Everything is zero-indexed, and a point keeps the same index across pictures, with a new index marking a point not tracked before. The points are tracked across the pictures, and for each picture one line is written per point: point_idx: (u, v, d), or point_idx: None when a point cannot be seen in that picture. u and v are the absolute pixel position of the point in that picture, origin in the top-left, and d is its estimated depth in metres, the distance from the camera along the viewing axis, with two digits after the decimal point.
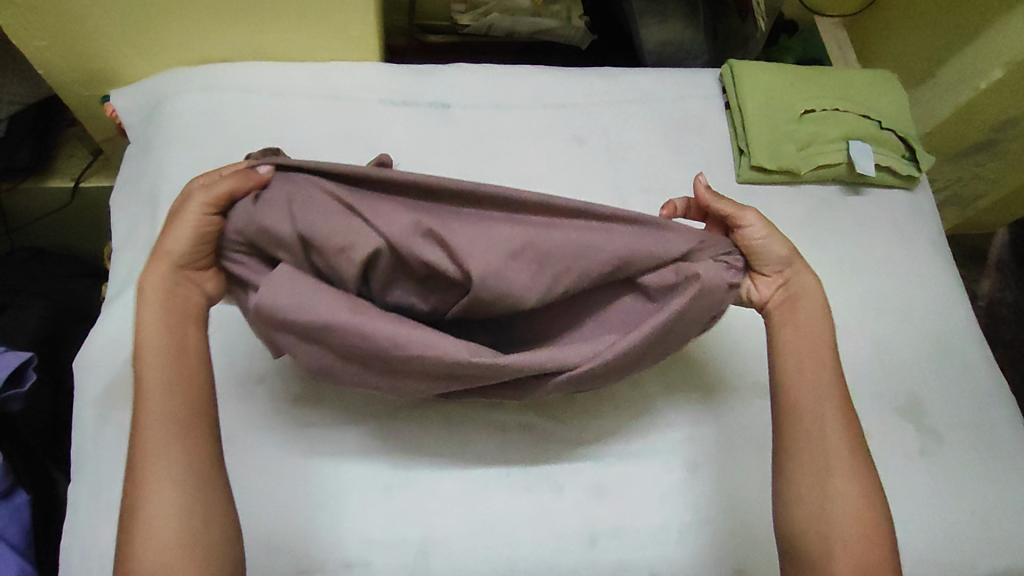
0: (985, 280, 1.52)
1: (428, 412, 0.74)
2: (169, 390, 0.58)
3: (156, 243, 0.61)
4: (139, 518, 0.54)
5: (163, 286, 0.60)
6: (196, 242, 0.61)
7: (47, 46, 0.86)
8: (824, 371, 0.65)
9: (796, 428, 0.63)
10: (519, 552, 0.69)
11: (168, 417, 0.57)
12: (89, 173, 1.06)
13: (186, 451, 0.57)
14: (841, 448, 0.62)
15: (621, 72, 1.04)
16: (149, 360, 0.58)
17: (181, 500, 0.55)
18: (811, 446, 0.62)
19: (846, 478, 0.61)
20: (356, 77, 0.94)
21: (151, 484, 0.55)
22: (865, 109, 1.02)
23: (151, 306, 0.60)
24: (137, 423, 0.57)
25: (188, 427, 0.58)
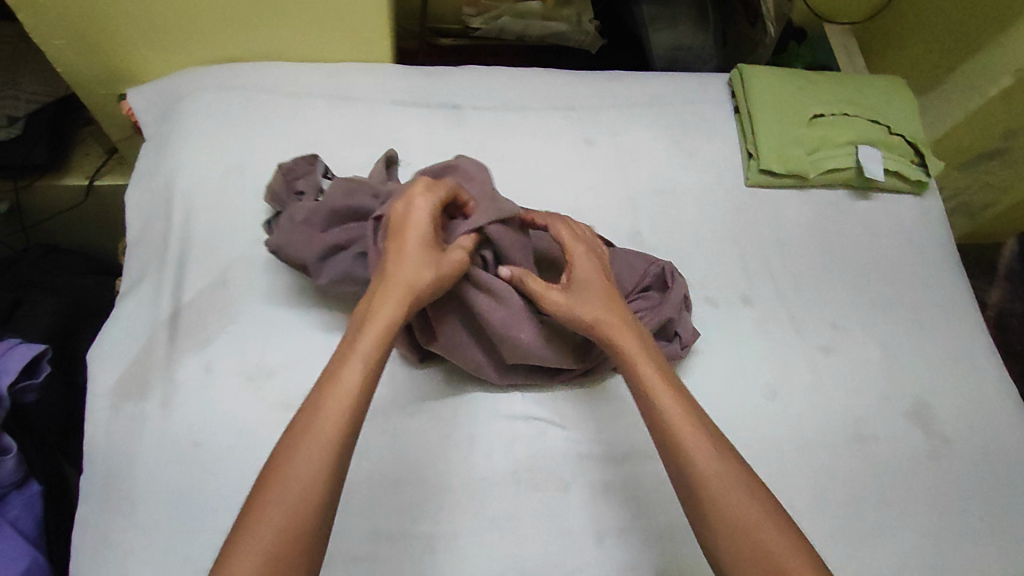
0: (994, 289, 1.52)
1: (439, 410, 0.74)
2: (347, 400, 0.54)
3: (396, 249, 0.65)
4: (259, 512, 0.48)
5: (391, 288, 0.62)
6: (426, 260, 0.64)
7: (66, 44, 0.87)
8: (663, 387, 0.62)
9: (689, 480, 0.57)
10: (525, 549, 0.69)
11: (335, 422, 0.52)
12: (104, 171, 1.08)
13: (328, 468, 0.51)
14: (723, 477, 0.56)
15: (631, 75, 1.04)
16: (348, 359, 0.56)
17: (298, 522, 0.48)
18: (703, 495, 0.56)
19: (725, 497, 0.55)
20: (368, 79, 0.96)
21: (288, 487, 0.49)
22: (874, 114, 1.02)
23: (390, 309, 0.60)
24: (313, 410, 0.53)
25: (342, 443, 0.52)
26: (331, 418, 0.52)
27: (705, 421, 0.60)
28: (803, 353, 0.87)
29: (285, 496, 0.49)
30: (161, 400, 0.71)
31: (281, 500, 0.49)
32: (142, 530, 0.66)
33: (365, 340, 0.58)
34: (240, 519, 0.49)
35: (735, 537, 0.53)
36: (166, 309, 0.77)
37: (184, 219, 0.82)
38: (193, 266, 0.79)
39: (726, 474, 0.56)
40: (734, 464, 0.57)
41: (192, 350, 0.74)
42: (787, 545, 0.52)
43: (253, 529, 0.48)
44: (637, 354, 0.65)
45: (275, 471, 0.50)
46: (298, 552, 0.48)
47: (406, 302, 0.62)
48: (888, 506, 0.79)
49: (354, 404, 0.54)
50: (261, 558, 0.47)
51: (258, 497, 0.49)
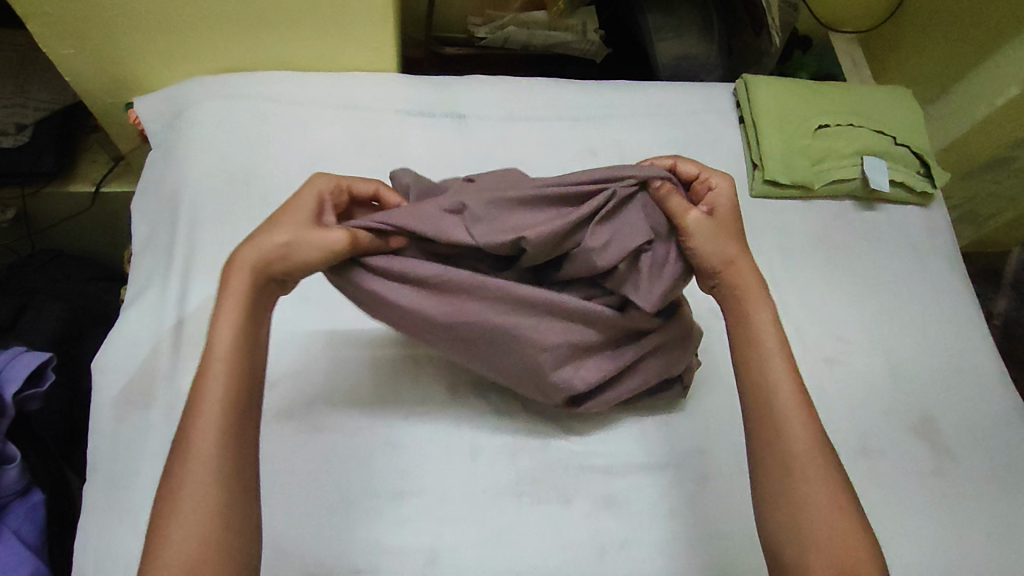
0: (1001, 299, 1.51)
1: (442, 421, 0.74)
2: (216, 415, 0.52)
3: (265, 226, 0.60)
4: (160, 541, 0.48)
5: (242, 280, 0.57)
6: (292, 229, 0.59)
7: (74, 54, 0.87)
8: (778, 361, 0.59)
9: (778, 466, 0.56)
10: (527, 561, 0.69)
11: (213, 439, 0.51)
12: (110, 178, 1.08)
13: (218, 481, 0.50)
14: (816, 475, 0.55)
15: (635, 85, 1.04)
16: (207, 374, 0.53)
17: (205, 526, 0.48)
18: (780, 481, 0.55)
19: (813, 487, 0.54)
20: (372, 88, 0.96)
21: (185, 512, 0.49)
22: (879, 125, 1.02)
23: (239, 309, 0.56)
24: (187, 433, 0.51)
25: (226, 454, 0.51)
26: (209, 438, 0.51)
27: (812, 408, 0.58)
28: (808, 365, 0.87)
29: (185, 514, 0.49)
30: (165, 409, 0.72)
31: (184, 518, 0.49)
32: (145, 540, 0.66)
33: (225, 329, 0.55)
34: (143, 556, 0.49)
35: (812, 535, 0.53)
36: (170, 319, 0.77)
37: (190, 228, 0.82)
38: (198, 275, 0.79)
39: (820, 470, 0.55)
40: (821, 445, 0.56)
41: (196, 359, 0.74)
42: (859, 544, 0.53)
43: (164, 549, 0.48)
44: (764, 320, 0.61)
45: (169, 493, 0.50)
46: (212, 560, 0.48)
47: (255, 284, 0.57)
48: (893, 520, 0.79)
49: (223, 413, 0.52)
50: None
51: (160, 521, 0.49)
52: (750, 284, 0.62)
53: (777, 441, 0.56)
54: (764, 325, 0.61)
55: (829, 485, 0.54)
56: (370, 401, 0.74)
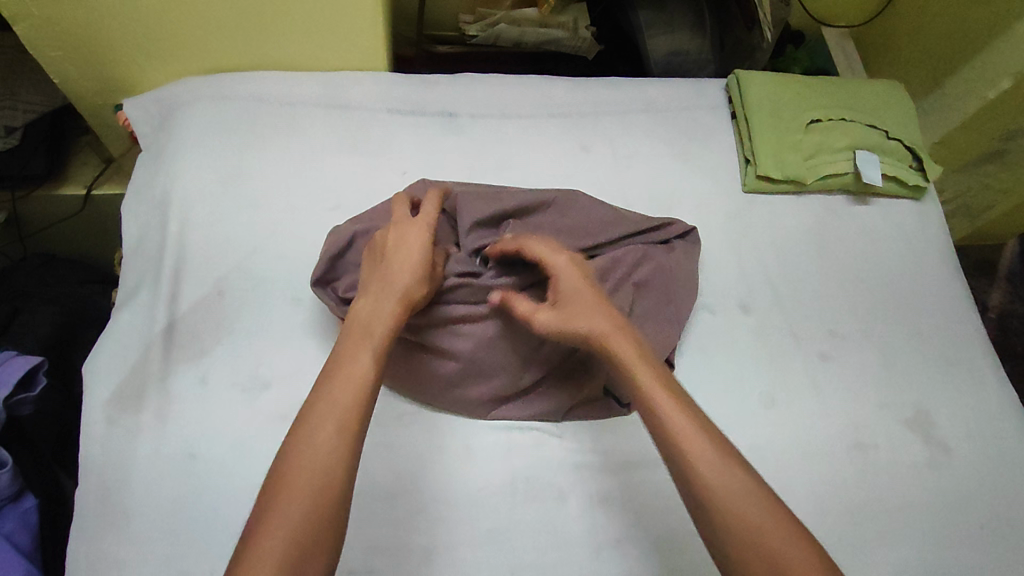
0: (995, 292, 1.51)
1: (434, 421, 0.74)
2: (359, 382, 0.56)
3: (398, 257, 0.67)
4: (286, 492, 0.49)
5: (390, 295, 0.64)
6: (419, 265, 0.66)
7: (61, 56, 0.87)
8: (642, 368, 0.60)
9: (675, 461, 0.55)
10: (521, 559, 0.69)
11: (353, 397, 0.55)
12: (101, 180, 1.07)
13: (348, 453, 0.53)
14: (708, 461, 0.53)
15: (627, 81, 1.04)
16: (359, 352, 0.59)
17: (326, 485, 0.50)
18: (706, 515, 0.52)
19: (736, 513, 0.51)
20: (361, 87, 0.95)
21: (314, 468, 0.51)
22: (871, 118, 1.02)
23: (387, 311, 0.63)
24: (326, 390, 0.55)
25: (359, 429, 0.54)
26: (349, 408, 0.54)
27: (710, 424, 0.57)
28: (801, 359, 0.87)
29: (300, 479, 0.50)
30: (156, 412, 0.71)
31: (297, 485, 0.50)
32: (136, 542, 0.66)
33: (382, 308, 0.63)
34: (261, 500, 0.50)
35: (722, 521, 0.52)
36: (161, 320, 0.76)
37: (180, 230, 0.82)
38: (189, 276, 0.79)
39: (711, 456, 0.54)
40: (726, 460, 0.54)
41: (187, 362, 0.74)
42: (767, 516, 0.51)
43: (275, 516, 0.48)
44: (640, 368, 0.60)
45: (279, 472, 0.51)
46: (322, 521, 0.49)
47: (401, 301, 0.64)
48: (886, 512, 0.79)
49: (366, 380, 0.57)
50: (290, 534, 0.48)
51: (270, 497, 0.50)
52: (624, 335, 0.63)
53: (689, 482, 0.53)
54: (645, 376, 0.59)
55: (720, 465, 0.53)
56: None
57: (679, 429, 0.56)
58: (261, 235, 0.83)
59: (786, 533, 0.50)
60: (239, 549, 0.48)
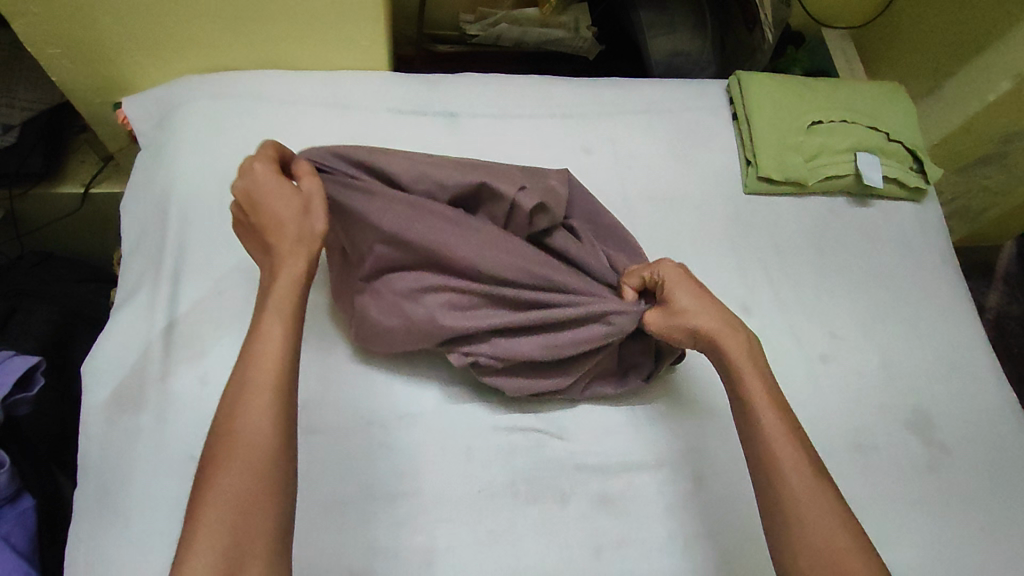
0: (993, 293, 1.51)
1: (435, 422, 0.74)
2: (274, 354, 0.55)
3: (269, 215, 0.61)
4: (216, 471, 0.50)
5: (286, 255, 0.60)
6: (301, 217, 0.62)
7: (60, 53, 0.86)
8: (754, 384, 0.65)
9: (766, 468, 0.60)
10: (522, 560, 0.69)
11: (272, 371, 0.54)
12: (99, 178, 1.07)
13: (272, 419, 0.52)
14: (802, 472, 0.59)
15: (628, 81, 1.04)
16: (262, 322, 0.56)
17: (259, 465, 0.50)
18: (788, 512, 0.58)
19: (817, 518, 0.57)
20: (362, 87, 0.95)
21: (240, 442, 0.51)
22: (872, 120, 1.02)
23: (287, 271, 0.59)
24: (240, 370, 0.54)
25: (277, 392, 0.53)
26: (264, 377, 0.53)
27: (802, 437, 0.62)
28: (802, 361, 0.87)
29: (231, 462, 0.50)
30: (156, 413, 0.71)
31: (229, 467, 0.50)
32: (135, 543, 0.66)
33: (282, 273, 0.59)
34: (196, 485, 0.51)
35: (801, 532, 0.57)
36: (161, 320, 0.76)
37: (179, 229, 0.81)
38: (189, 276, 0.79)
39: (803, 470, 0.59)
40: (812, 472, 0.59)
41: (187, 362, 0.74)
42: (844, 529, 0.56)
43: (211, 500, 0.49)
44: (746, 371, 0.65)
45: (210, 456, 0.51)
46: (263, 499, 0.49)
47: (297, 261, 0.60)
48: (886, 514, 0.79)
49: (280, 352, 0.55)
50: (227, 512, 0.48)
51: (203, 483, 0.50)
52: (731, 336, 0.68)
53: (776, 479, 0.59)
54: (747, 379, 0.65)
55: (811, 479, 0.58)
56: (363, 402, 0.74)
57: (773, 431, 0.61)
58: None
59: (856, 544, 0.56)
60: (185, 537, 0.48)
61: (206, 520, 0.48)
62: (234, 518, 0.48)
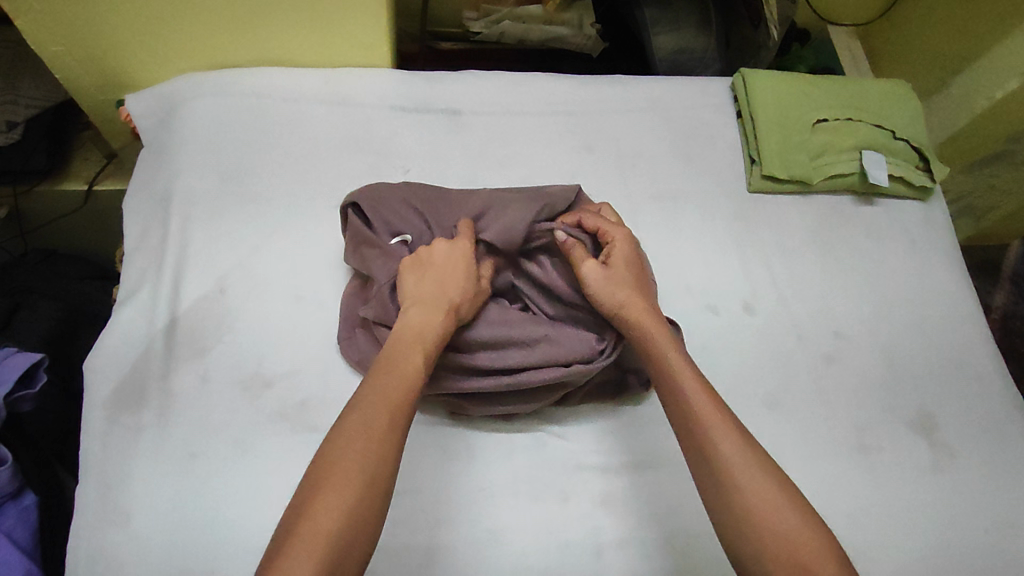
0: (999, 292, 1.50)
1: (435, 422, 0.74)
2: (407, 385, 0.59)
3: (443, 275, 0.69)
4: (328, 483, 0.51)
5: (440, 308, 0.67)
6: (468, 288, 0.70)
7: (63, 50, 0.87)
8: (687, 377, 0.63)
9: (698, 442, 0.59)
10: (523, 560, 0.68)
11: (404, 398, 0.58)
12: (102, 175, 1.07)
13: (393, 451, 0.55)
14: (733, 441, 0.57)
15: (633, 78, 1.03)
16: (410, 355, 0.62)
17: (372, 483, 0.52)
18: (720, 485, 0.56)
19: (752, 486, 0.55)
20: (364, 84, 0.95)
21: (358, 462, 0.53)
22: (878, 119, 1.01)
23: (439, 322, 0.66)
24: (373, 389, 0.58)
25: (403, 426, 0.57)
26: (399, 407, 0.57)
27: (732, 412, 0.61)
28: (806, 361, 0.86)
29: (347, 471, 0.52)
30: (157, 410, 0.71)
31: (345, 476, 0.52)
32: (136, 541, 0.66)
33: (431, 317, 0.66)
34: (302, 494, 0.51)
35: (735, 497, 0.55)
36: (162, 318, 0.76)
37: (181, 227, 0.81)
38: (191, 274, 0.79)
39: (734, 439, 0.58)
40: (747, 445, 0.58)
41: (189, 360, 0.74)
42: (784, 499, 0.54)
43: (318, 503, 0.50)
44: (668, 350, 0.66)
45: (328, 459, 0.53)
46: (365, 516, 0.51)
47: (446, 316, 0.66)
48: (890, 516, 0.78)
49: (416, 387, 0.60)
50: (335, 528, 0.49)
51: (312, 485, 0.51)
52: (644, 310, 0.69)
53: (708, 453, 0.58)
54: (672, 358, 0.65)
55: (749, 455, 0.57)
56: None
57: (700, 404, 0.61)
58: (263, 232, 0.82)
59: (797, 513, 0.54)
60: (282, 532, 0.49)
61: (307, 533, 0.48)
62: (341, 527, 0.49)
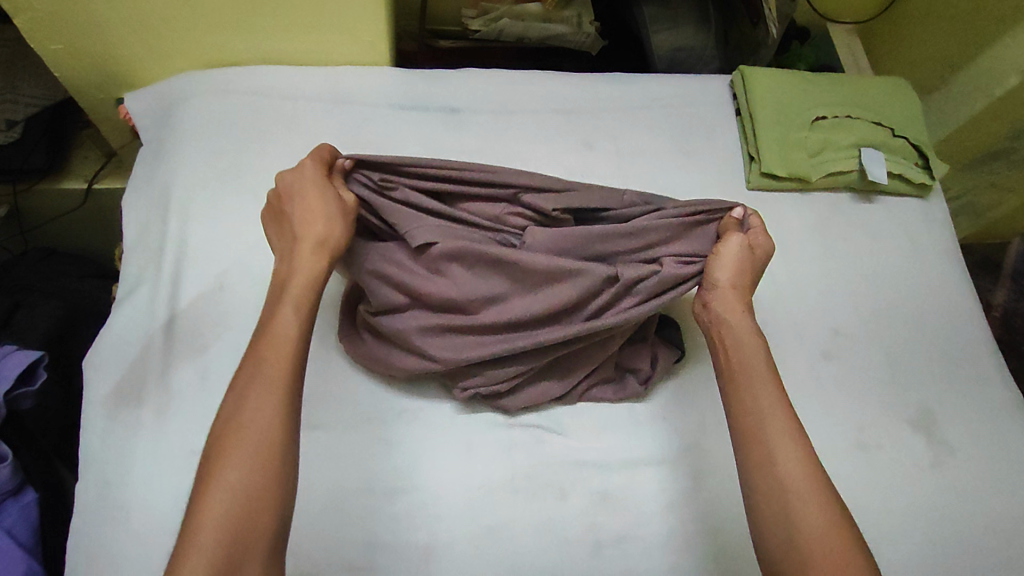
0: (1000, 290, 1.50)
1: (435, 419, 0.74)
2: (285, 341, 0.57)
3: (299, 212, 0.65)
4: (223, 456, 0.51)
5: (307, 249, 0.63)
6: (332, 215, 0.65)
7: (62, 49, 0.87)
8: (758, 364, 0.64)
9: (765, 456, 0.59)
10: (521, 557, 0.68)
11: (284, 355, 0.56)
12: (102, 174, 1.07)
13: (285, 404, 0.54)
14: (799, 466, 0.58)
15: (632, 76, 1.03)
16: (278, 310, 0.60)
17: (264, 446, 0.52)
18: (781, 503, 0.56)
19: (810, 512, 0.55)
20: (364, 82, 0.95)
21: (252, 426, 0.53)
22: (877, 116, 1.01)
23: (312, 265, 0.62)
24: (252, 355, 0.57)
25: (291, 379, 0.56)
26: (282, 362, 0.56)
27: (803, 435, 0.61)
28: (805, 359, 0.86)
29: (237, 441, 0.52)
30: (156, 407, 0.71)
31: (236, 446, 0.52)
32: (136, 537, 0.66)
33: (300, 264, 0.62)
34: (203, 468, 0.52)
35: (797, 517, 0.55)
36: (161, 316, 0.76)
37: (180, 225, 0.81)
38: (190, 272, 0.79)
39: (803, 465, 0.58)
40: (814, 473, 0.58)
41: (188, 358, 0.74)
42: (836, 530, 0.55)
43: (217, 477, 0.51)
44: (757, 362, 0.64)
45: (220, 434, 0.53)
46: (266, 478, 0.51)
47: (317, 257, 0.63)
48: (889, 513, 0.78)
49: (294, 341, 0.58)
50: (230, 496, 0.50)
51: (210, 461, 0.52)
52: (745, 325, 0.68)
53: (775, 468, 0.58)
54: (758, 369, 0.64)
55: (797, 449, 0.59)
56: (363, 398, 0.74)
57: (774, 421, 0.60)
58: (262, 230, 0.83)
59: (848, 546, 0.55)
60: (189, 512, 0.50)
61: (212, 504, 0.49)
62: (239, 493, 0.50)
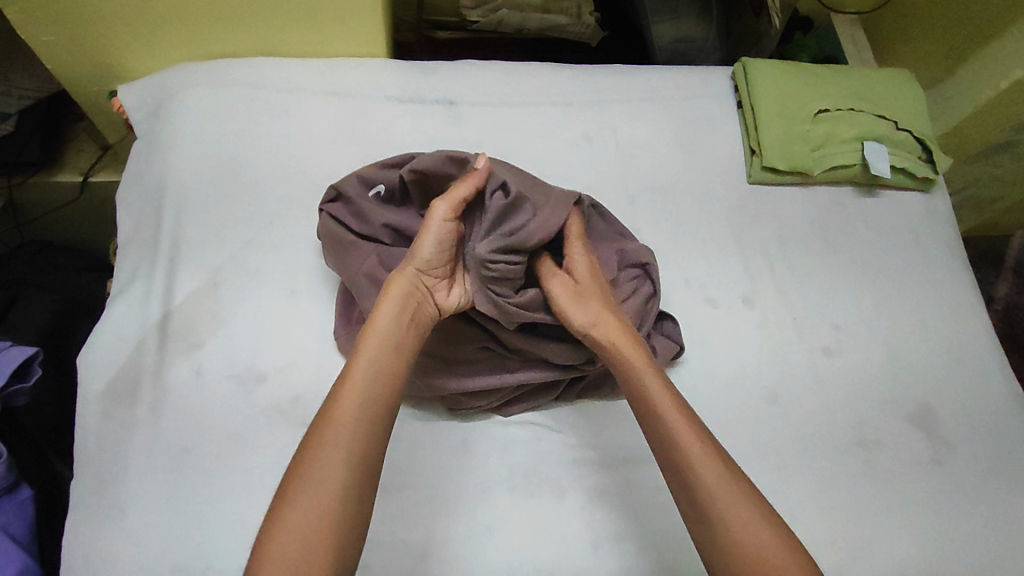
0: (1001, 283, 1.49)
1: (432, 416, 0.74)
2: (360, 396, 0.56)
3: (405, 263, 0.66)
4: (289, 503, 0.50)
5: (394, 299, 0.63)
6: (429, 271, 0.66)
7: (54, 40, 0.85)
8: (652, 377, 0.65)
9: (682, 469, 0.58)
10: (519, 553, 0.68)
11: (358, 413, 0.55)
12: (98, 168, 1.06)
13: (357, 457, 0.53)
14: (717, 473, 0.57)
15: (632, 68, 1.02)
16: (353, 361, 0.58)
17: (332, 504, 0.51)
18: (712, 518, 0.56)
19: (743, 519, 0.55)
20: (359, 74, 0.93)
21: (319, 481, 0.51)
22: (881, 109, 1.00)
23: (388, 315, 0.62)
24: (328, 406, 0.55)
25: (365, 438, 0.54)
26: (352, 411, 0.55)
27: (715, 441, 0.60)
28: (805, 354, 0.86)
29: (307, 493, 0.51)
30: (151, 405, 0.71)
31: (306, 497, 0.50)
32: (131, 536, 0.65)
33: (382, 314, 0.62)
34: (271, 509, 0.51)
35: (723, 522, 0.55)
36: (156, 312, 0.75)
37: (175, 220, 0.81)
38: (184, 268, 0.78)
39: (718, 469, 0.57)
40: (740, 478, 0.57)
41: (182, 354, 0.73)
42: (774, 534, 0.54)
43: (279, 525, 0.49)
44: (649, 375, 0.65)
45: (289, 480, 0.52)
46: (329, 533, 0.50)
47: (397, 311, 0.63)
48: (887, 509, 0.78)
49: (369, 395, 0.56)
50: (290, 547, 0.48)
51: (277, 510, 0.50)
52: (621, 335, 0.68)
53: (696, 477, 0.57)
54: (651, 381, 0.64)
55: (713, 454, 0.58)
56: None
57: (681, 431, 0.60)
58: (258, 225, 0.82)
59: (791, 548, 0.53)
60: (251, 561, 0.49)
61: (274, 551, 0.48)
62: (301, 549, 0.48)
